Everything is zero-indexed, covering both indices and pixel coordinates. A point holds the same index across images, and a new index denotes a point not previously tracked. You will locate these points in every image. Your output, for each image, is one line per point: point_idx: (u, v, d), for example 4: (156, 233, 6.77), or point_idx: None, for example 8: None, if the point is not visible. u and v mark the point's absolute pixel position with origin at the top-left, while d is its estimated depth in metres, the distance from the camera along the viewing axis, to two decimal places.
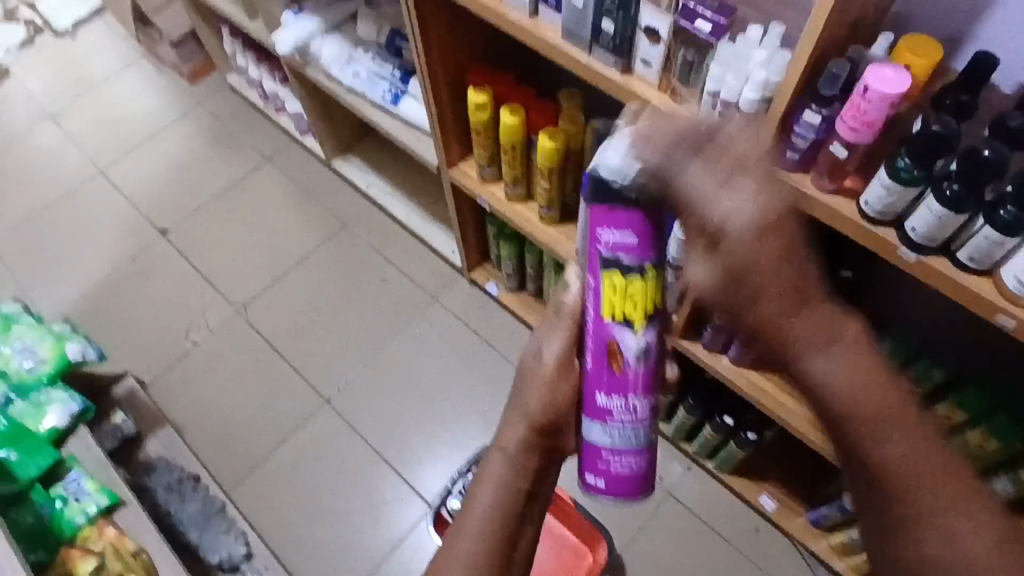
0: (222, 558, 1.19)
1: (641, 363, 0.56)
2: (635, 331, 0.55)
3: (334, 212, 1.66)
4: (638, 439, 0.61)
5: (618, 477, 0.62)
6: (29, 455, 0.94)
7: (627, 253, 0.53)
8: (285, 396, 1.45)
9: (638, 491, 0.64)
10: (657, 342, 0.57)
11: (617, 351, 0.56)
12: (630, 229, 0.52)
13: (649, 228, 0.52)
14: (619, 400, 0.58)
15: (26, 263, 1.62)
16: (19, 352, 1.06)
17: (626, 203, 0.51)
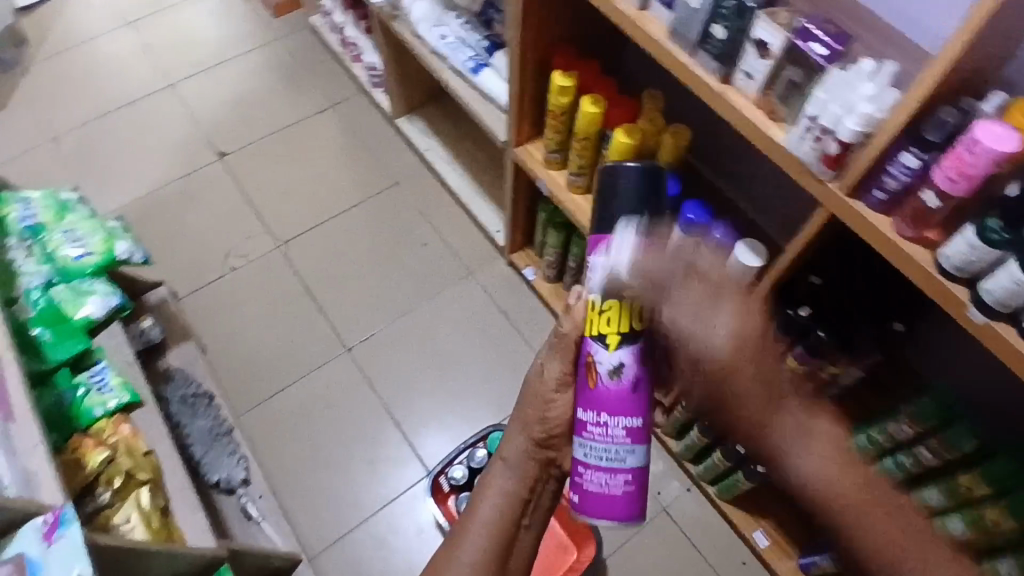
0: (221, 478, 1.20)
1: (614, 380, 0.61)
2: (608, 349, 0.60)
3: (388, 168, 1.67)
4: (615, 460, 0.63)
5: (612, 499, 0.64)
6: (61, 339, 0.97)
7: (601, 271, 0.62)
8: (309, 336, 1.47)
9: (619, 514, 0.65)
10: (636, 363, 0.61)
11: (593, 366, 0.62)
12: (605, 250, 0.62)
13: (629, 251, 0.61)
14: (594, 416, 0.63)
15: (85, 159, 1.65)
16: (69, 239, 1.07)
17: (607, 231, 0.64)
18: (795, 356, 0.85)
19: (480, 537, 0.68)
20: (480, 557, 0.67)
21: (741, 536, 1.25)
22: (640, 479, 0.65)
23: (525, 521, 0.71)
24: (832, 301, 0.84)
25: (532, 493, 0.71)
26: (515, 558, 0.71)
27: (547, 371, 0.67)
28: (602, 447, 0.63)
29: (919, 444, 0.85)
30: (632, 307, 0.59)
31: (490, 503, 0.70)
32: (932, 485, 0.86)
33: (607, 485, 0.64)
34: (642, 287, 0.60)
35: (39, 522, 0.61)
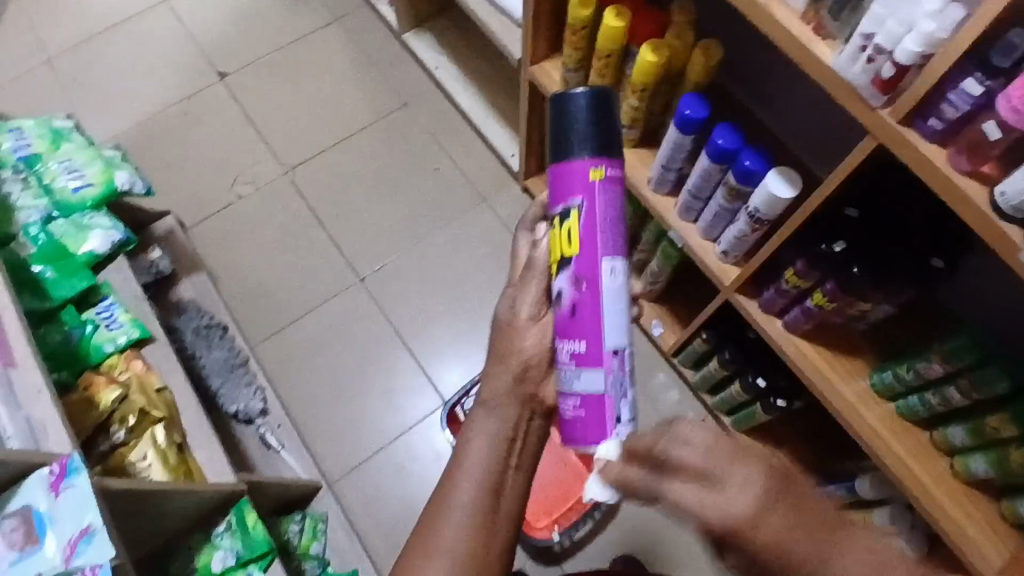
0: (240, 409, 1.21)
1: (559, 305, 0.60)
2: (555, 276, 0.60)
3: (396, 88, 1.58)
4: (575, 382, 0.60)
5: (569, 423, 0.61)
6: (65, 277, 0.95)
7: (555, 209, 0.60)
8: (320, 265, 1.44)
9: (595, 442, 0.59)
10: (579, 286, 0.58)
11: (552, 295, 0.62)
12: (554, 186, 0.60)
13: (580, 180, 0.59)
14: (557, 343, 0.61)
15: (82, 82, 1.58)
16: (66, 171, 1.03)
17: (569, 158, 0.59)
18: (825, 291, 0.84)
19: (469, 487, 0.65)
20: (475, 508, 0.65)
21: None
22: (598, 406, 0.59)
23: (514, 464, 0.67)
24: (868, 234, 0.79)
25: (519, 433, 0.68)
26: (507, 499, 0.66)
27: (517, 306, 0.68)
28: (566, 373, 0.60)
29: (948, 384, 0.81)
30: (561, 228, 0.59)
31: (478, 449, 0.66)
32: (959, 424, 0.83)
33: (566, 411, 0.61)
34: (570, 208, 0.59)
35: (44, 473, 0.61)
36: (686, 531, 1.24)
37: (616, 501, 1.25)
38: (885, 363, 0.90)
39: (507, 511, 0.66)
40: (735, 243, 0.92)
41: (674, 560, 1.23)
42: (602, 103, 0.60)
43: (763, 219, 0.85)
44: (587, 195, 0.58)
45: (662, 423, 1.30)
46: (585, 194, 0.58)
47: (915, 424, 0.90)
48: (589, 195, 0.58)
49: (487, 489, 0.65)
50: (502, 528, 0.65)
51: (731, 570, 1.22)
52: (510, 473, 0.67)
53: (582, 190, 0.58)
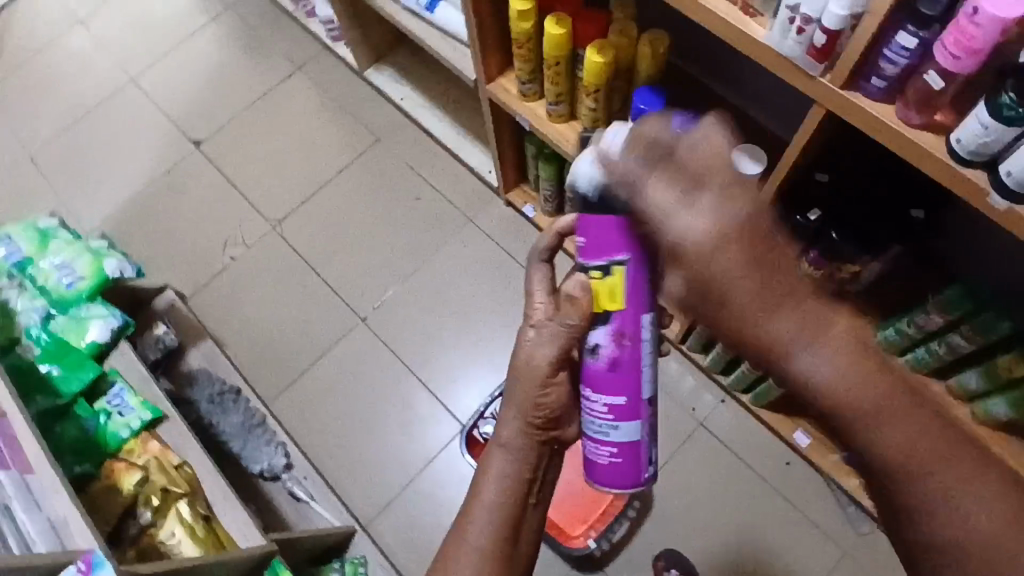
0: (264, 467, 1.23)
1: (598, 360, 0.69)
2: (595, 330, 0.68)
3: (367, 125, 1.60)
4: (613, 434, 0.73)
5: (600, 466, 0.76)
6: (72, 371, 0.97)
7: (596, 258, 0.65)
8: (322, 311, 1.46)
9: (626, 483, 0.77)
10: (619, 348, 0.68)
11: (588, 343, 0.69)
12: (599, 235, 0.64)
13: (628, 235, 0.63)
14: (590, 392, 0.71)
15: (66, 173, 1.62)
16: (57, 268, 1.06)
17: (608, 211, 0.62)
18: (810, 262, 0.81)
19: (485, 526, 0.67)
20: (495, 539, 0.67)
21: (782, 438, 1.24)
22: (631, 452, 0.75)
23: (532, 500, 0.70)
24: (842, 197, 0.79)
25: (537, 469, 0.71)
26: (526, 529, 0.70)
27: (535, 353, 0.69)
28: (599, 422, 0.73)
29: (951, 333, 0.80)
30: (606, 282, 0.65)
31: (493, 484, 0.69)
32: (970, 369, 0.82)
33: (598, 452, 0.75)
34: (609, 264, 0.65)
35: (72, 570, 0.62)
36: (724, 516, 1.23)
37: (651, 499, 1.24)
38: (888, 319, 0.87)
39: (525, 547, 0.69)
40: None
41: (717, 547, 1.22)
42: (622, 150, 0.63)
43: None
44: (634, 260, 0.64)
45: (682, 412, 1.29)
46: (628, 252, 0.64)
47: (927, 375, 0.88)
48: (631, 251, 0.64)
49: (505, 526, 0.67)
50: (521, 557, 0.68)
51: (775, 548, 1.21)
52: (530, 507, 0.70)
53: (624, 249, 0.64)
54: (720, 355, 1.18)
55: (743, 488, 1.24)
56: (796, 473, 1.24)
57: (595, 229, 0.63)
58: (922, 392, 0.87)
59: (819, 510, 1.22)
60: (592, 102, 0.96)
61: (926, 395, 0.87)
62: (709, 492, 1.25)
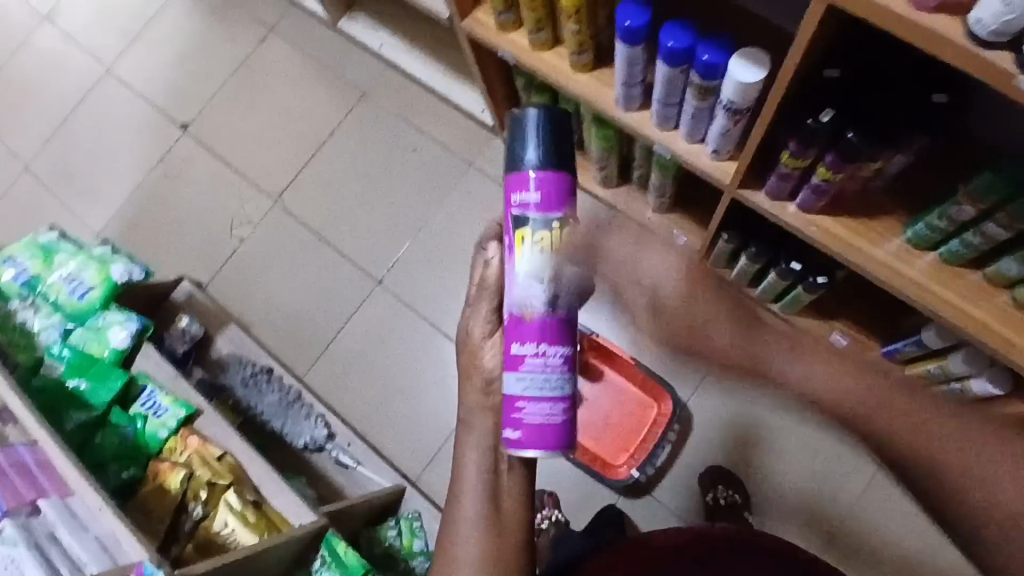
0: (307, 441, 1.26)
1: (550, 311, 0.61)
2: (543, 283, 0.61)
3: (351, 80, 1.54)
4: (550, 387, 0.61)
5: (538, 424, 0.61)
6: (99, 382, 0.98)
7: (534, 210, 0.60)
8: (338, 281, 1.45)
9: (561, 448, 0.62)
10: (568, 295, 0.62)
11: (527, 301, 0.61)
12: (537, 189, 0.60)
13: (556, 188, 0.60)
14: (531, 347, 0.61)
15: (63, 180, 1.61)
16: (66, 281, 1.05)
17: (538, 167, 0.60)
18: (827, 165, 0.78)
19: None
20: None
21: (820, 342, 1.21)
22: (560, 419, 0.62)
23: None
24: (854, 91, 0.72)
25: None
26: None
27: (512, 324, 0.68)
28: (541, 379, 0.61)
29: (984, 221, 0.74)
30: (551, 237, 0.61)
31: None
32: (1007, 255, 0.76)
33: (546, 414, 0.61)
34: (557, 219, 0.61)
35: None
36: (765, 427, 1.22)
37: (690, 421, 1.24)
38: (918, 214, 0.83)
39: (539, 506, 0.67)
40: (721, 139, 0.87)
41: (764, 458, 1.22)
42: (553, 118, 0.61)
43: (741, 110, 0.79)
44: (513, 232, 0.62)
45: (713, 329, 1.27)
46: (547, 201, 0.60)
47: (964, 267, 0.83)
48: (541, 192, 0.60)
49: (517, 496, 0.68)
50: None
51: (822, 452, 1.20)
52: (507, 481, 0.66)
53: (556, 205, 0.60)
54: (744, 269, 1.14)
55: (783, 397, 1.23)
56: (836, 375, 1.22)
57: (522, 184, 0.61)
58: (961, 286, 0.83)
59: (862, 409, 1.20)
60: (574, 25, 0.89)
61: (966, 288, 0.83)
62: (749, 405, 1.23)
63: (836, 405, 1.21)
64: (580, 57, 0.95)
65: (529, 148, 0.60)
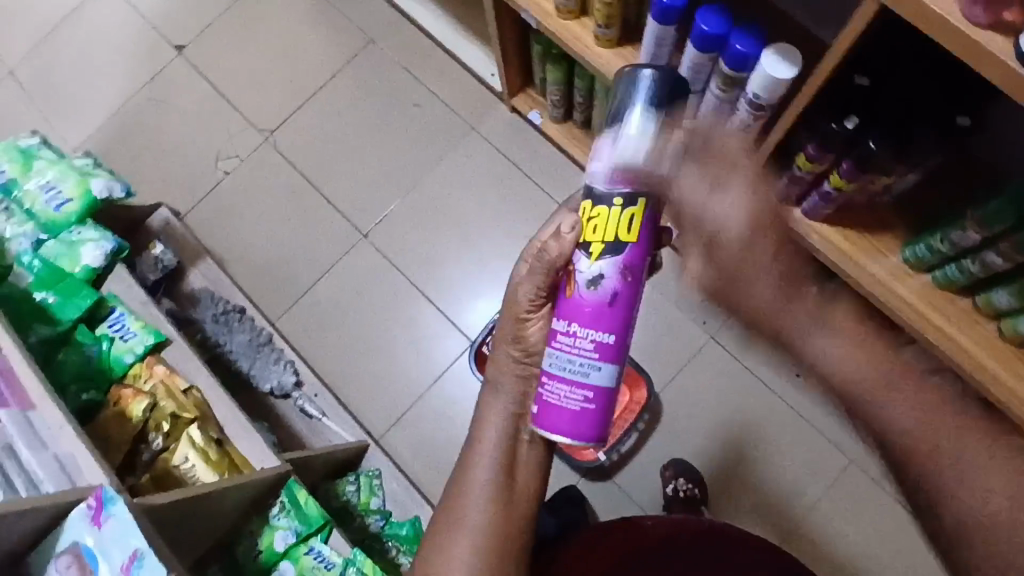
0: (274, 386, 1.23)
1: (591, 290, 0.60)
2: (590, 258, 0.60)
3: (360, 24, 1.49)
4: (577, 370, 0.61)
5: (560, 407, 0.61)
6: (68, 298, 0.94)
7: (603, 177, 0.59)
8: (323, 229, 1.41)
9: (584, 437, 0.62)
10: (617, 279, 0.59)
11: (573, 273, 0.61)
12: (614, 157, 0.59)
13: (630, 163, 0.58)
14: (565, 324, 0.61)
15: (43, 87, 1.53)
16: (43, 190, 1.01)
17: (627, 139, 0.59)
18: (842, 173, 0.78)
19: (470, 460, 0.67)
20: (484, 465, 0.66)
21: None
22: (602, 403, 0.61)
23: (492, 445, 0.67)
24: (881, 102, 0.72)
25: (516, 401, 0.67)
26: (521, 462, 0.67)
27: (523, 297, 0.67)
28: (569, 358, 0.61)
29: (985, 249, 0.75)
30: (620, 215, 0.59)
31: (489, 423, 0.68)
32: (1000, 285, 0.78)
33: (565, 397, 0.61)
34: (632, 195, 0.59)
35: (84, 508, 0.63)
36: (732, 427, 1.24)
37: (660, 412, 1.25)
38: (919, 235, 0.84)
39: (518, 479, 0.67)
40: (738, 133, 0.86)
41: (727, 457, 1.23)
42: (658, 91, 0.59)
43: (764, 106, 0.79)
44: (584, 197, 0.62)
45: (693, 325, 1.28)
46: (624, 179, 0.58)
47: (956, 292, 0.84)
48: (624, 166, 0.58)
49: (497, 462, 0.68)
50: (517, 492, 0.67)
51: (785, 458, 1.22)
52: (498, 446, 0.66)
53: (629, 183, 0.58)
54: None
55: (753, 399, 1.24)
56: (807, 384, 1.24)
57: (605, 150, 0.60)
58: (950, 311, 0.84)
59: (828, 421, 1.23)
60: None
61: (955, 313, 0.84)
62: (720, 404, 1.25)
63: (804, 414, 1.23)
64: (607, 31, 0.93)
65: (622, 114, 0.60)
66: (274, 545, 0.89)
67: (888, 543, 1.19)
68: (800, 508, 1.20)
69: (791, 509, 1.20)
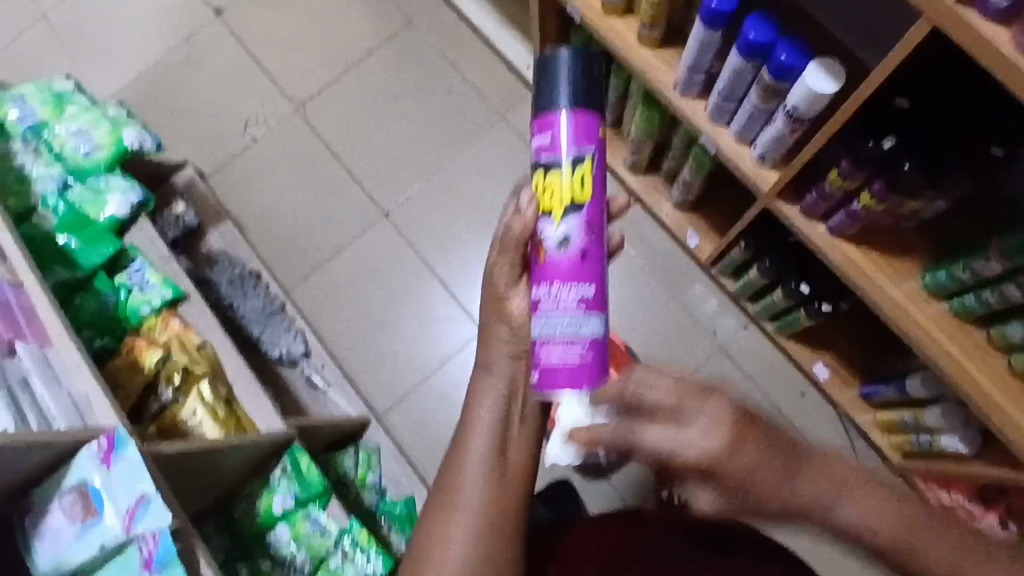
0: (282, 353, 1.24)
1: (563, 250, 0.60)
2: (555, 221, 0.61)
3: (399, 5, 1.49)
4: (571, 324, 0.60)
5: (562, 368, 0.60)
6: (90, 245, 0.96)
7: (547, 151, 0.61)
8: (343, 204, 1.42)
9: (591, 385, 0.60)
10: (582, 232, 0.61)
11: (541, 242, 0.61)
12: (554, 128, 0.60)
13: (580, 126, 0.60)
14: (546, 288, 0.61)
15: (79, 35, 1.53)
16: (75, 135, 1.02)
17: (565, 109, 0.60)
18: (872, 193, 0.78)
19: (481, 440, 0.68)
20: (489, 452, 0.67)
21: (803, 369, 1.23)
22: (599, 352, 0.61)
23: (499, 427, 0.67)
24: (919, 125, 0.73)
25: (524, 388, 0.68)
26: (526, 449, 0.68)
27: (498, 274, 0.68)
28: (559, 316, 0.60)
29: (1007, 282, 0.76)
30: (572, 175, 0.60)
31: (497, 407, 0.68)
32: (1017, 321, 0.78)
33: (565, 354, 0.60)
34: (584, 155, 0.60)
35: (95, 448, 0.63)
36: None
37: None
38: (941, 262, 0.84)
39: (527, 462, 0.68)
40: (771, 145, 0.86)
41: None
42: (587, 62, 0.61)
43: (802, 118, 0.79)
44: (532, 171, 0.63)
45: (703, 335, 1.28)
46: (592, 141, 0.60)
47: (971, 323, 0.85)
48: (575, 136, 0.60)
49: (499, 444, 0.67)
50: (515, 481, 0.67)
51: None
52: (513, 427, 0.68)
53: (591, 140, 0.60)
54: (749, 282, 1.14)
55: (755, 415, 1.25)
56: (809, 404, 1.24)
57: (543, 127, 0.61)
58: (964, 342, 0.84)
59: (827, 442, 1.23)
60: None
61: (968, 344, 0.84)
62: None
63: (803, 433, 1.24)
64: (650, 31, 0.93)
65: (544, 93, 0.61)
66: (272, 508, 0.90)
67: (875, 569, 1.19)
68: (791, 526, 1.21)
69: (781, 527, 1.21)
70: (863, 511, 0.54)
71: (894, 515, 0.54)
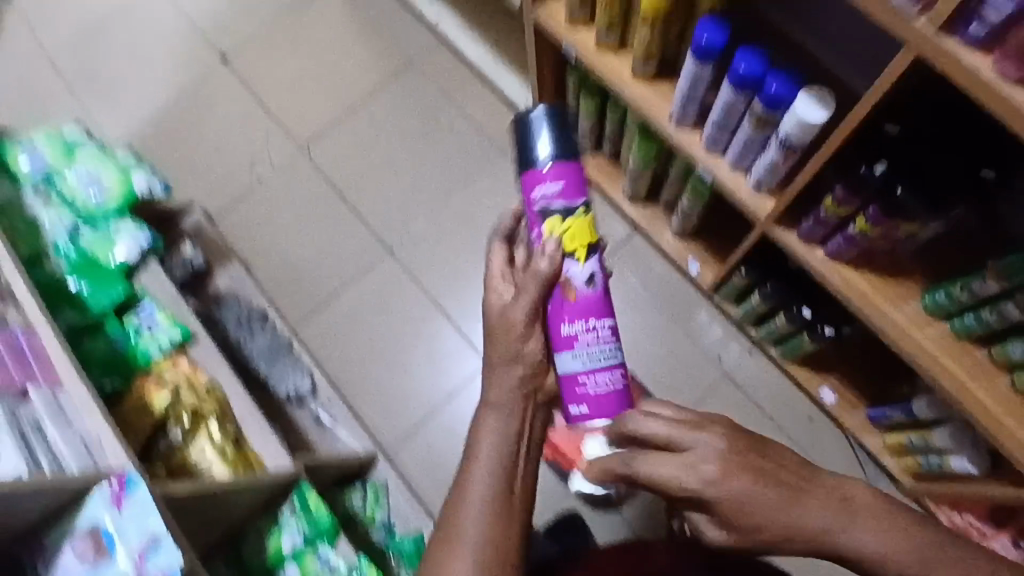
0: (289, 391, 1.24)
1: (591, 287, 0.70)
2: (580, 262, 0.70)
3: (400, 46, 1.53)
4: (605, 356, 0.71)
5: (602, 395, 0.71)
6: (100, 288, 0.98)
7: (557, 200, 0.69)
8: (348, 241, 1.44)
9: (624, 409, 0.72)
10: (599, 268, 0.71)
11: (569, 284, 0.70)
12: (555, 179, 0.69)
13: (573, 174, 0.69)
14: (580, 324, 0.70)
15: (90, 84, 1.58)
16: (84, 180, 1.04)
17: (558, 160, 0.69)
18: (867, 217, 0.80)
19: (485, 476, 0.66)
20: (493, 489, 0.66)
21: (809, 394, 1.23)
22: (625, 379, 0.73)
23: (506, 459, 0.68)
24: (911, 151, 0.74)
25: (523, 423, 0.70)
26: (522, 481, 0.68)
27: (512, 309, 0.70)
28: (595, 350, 0.71)
29: (1005, 300, 0.76)
30: (579, 217, 0.70)
31: (503, 439, 0.69)
32: (1019, 340, 0.78)
33: (608, 384, 0.71)
34: (581, 204, 0.70)
35: (106, 488, 0.64)
36: None
37: None
38: (939, 284, 0.85)
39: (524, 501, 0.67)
40: (766, 173, 0.88)
41: None
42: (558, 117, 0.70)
43: (796, 146, 0.81)
44: (536, 226, 0.70)
45: (708, 361, 1.28)
46: (583, 193, 0.70)
47: (973, 343, 0.85)
48: (568, 182, 0.69)
49: (501, 481, 0.67)
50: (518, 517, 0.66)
51: None
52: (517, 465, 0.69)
53: (582, 191, 0.70)
54: (751, 307, 1.16)
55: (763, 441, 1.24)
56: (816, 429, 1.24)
57: (542, 182, 0.69)
58: (967, 362, 0.85)
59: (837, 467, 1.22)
60: (647, 34, 0.89)
61: (972, 365, 0.85)
62: None
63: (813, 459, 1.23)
64: (644, 66, 0.95)
65: (535, 148, 0.69)
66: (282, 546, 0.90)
67: None
68: None
69: None
70: (880, 540, 0.61)
71: (895, 531, 0.61)
